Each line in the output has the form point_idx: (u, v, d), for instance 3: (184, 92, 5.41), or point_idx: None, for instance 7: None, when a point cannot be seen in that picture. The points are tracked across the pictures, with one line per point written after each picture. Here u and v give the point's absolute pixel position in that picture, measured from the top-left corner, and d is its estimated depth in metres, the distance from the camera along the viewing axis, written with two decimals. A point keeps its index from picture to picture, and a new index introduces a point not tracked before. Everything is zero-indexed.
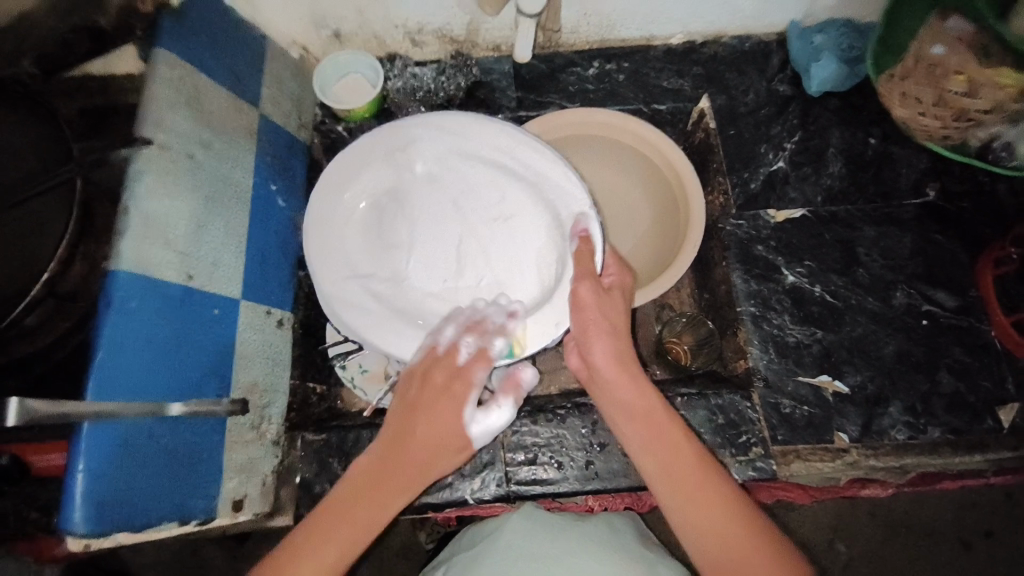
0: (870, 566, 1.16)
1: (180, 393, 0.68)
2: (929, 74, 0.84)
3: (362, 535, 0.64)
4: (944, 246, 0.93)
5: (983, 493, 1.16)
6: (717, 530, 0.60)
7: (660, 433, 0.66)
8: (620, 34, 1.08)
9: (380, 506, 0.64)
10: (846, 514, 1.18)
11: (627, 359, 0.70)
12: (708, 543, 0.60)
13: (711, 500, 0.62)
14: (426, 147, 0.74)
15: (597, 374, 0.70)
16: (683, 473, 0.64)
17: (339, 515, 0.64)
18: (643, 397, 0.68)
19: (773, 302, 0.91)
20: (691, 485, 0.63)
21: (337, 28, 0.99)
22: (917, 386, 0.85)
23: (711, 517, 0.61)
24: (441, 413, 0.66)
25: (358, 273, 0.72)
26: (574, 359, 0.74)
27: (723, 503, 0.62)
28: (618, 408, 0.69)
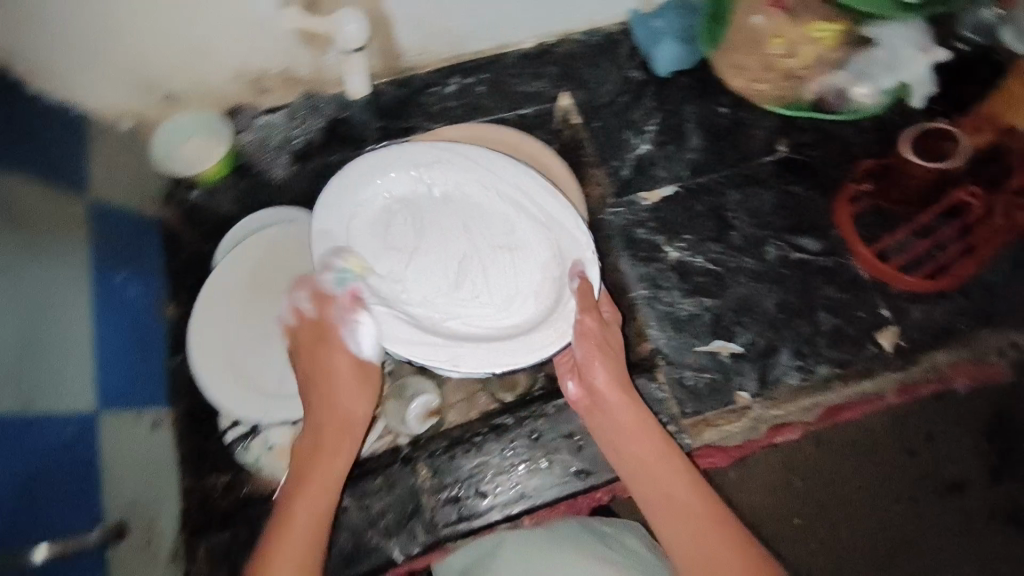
0: None
1: (42, 533, 0.61)
2: (752, 44, 0.96)
3: (334, 481, 0.73)
4: (803, 195, 1.00)
5: None
6: (701, 523, 0.67)
7: (663, 449, 0.74)
8: (473, 46, 1.07)
9: (326, 463, 0.74)
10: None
11: (622, 380, 0.77)
12: (702, 537, 0.66)
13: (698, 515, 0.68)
14: (450, 172, 0.79)
15: (594, 392, 0.77)
16: (677, 487, 0.70)
17: (308, 482, 0.72)
18: (636, 412, 0.75)
19: (661, 280, 0.94)
20: (683, 488, 0.70)
21: (170, 88, 0.92)
22: (801, 331, 0.90)
23: (699, 531, 0.67)
24: (325, 347, 0.76)
25: (341, 267, 0.75)
26: (570, 383, 0.79)
27: (706, 506, 0.69)
28: (614, 429, 0.75)
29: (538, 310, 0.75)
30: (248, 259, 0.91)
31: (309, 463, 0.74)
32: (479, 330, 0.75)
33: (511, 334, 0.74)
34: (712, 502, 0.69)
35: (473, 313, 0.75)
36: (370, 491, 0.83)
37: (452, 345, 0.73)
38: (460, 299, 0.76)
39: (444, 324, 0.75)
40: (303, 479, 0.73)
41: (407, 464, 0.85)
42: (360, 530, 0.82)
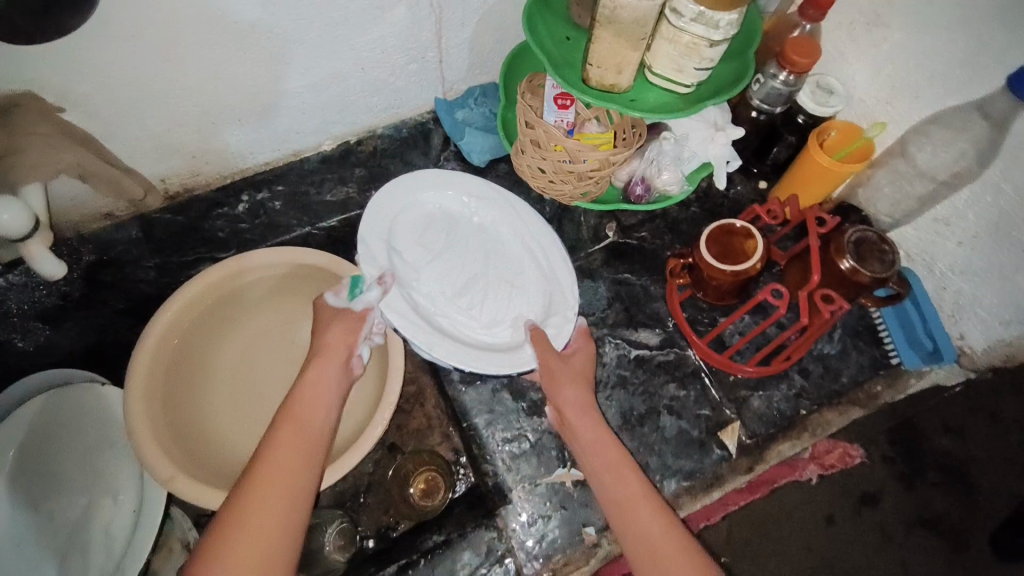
0: None
1: None
2: (536, 148, 0.82)
3: (298, 480, 0.67)
4: (635, 282, 0.94)
5: None
6: (656, 532, 0.67)
7: (613, 449, 0.73)
8: (259, 158, 0.94)
9: (280, 462, 0.68)
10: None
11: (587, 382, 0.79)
12: (655, 548, 0.66)
13: (650, 518, 0.68)
14: (491, 208, 0.89)
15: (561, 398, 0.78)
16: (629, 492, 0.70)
17: (253, 492, 0.65)
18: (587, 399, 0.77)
19: (496, 405, 0.86)
20: (633, 489, 0.70)
21: None
22: (645, 439, 0.83)
23: (650, 534, 0.67)
24: (337, 325, 0.78)
25: (393, 251, 0.82)
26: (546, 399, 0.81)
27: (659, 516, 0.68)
28: (574, 433, 0.76)
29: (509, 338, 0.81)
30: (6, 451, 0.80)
31: (270, 464, 0.68)
32: (455, 334, 0.80)
33: (495, 352, 0.79)
34: (662, 509, 0.69)
35: (455, 324, 0.81)
36: None
37: (435, 337, 0.77)
38: (458, 309, 0.82)
39: (436, 318, 0.80)
40: (263, 477, 0.66)
41: None
42: None
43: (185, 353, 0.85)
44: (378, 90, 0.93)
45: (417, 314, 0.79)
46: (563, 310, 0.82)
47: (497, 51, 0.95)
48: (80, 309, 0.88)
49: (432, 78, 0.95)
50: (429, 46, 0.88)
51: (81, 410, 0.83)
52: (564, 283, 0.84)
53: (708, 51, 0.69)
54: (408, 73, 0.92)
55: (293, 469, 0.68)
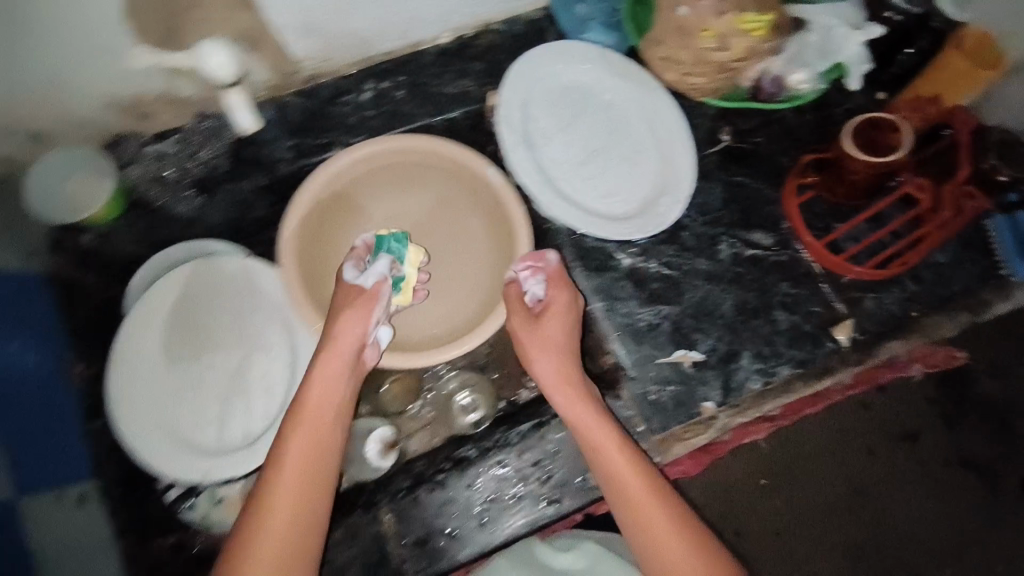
0: None
1: None
2: (679, 35, 0.81)
3: (331, 431, 0.73)
4: (751, 185, 0.96)
5: None
6: (648, 515, 0.69)
7: (602, 428, 0.75)
8: (383, 47, 0.95)
9: (316, 432, 0.72)
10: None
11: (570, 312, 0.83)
12: (654, 531, 0.68)
13: (662, 517, 0.69)
14: (624, 88, 0.97)
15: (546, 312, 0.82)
16: (625, 471, 0.71)
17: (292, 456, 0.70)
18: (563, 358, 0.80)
19: (617, 291, 0.90)
20: (627, 478, 0.71)
21: (34, 128, 0.80)
22: (759, 331, 0.87)
23: (661, 535, 0.68)
24: (349, 318, 0.78)
25: (528, 116, 0.96)
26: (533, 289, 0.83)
27: (671, 517, 0.69)
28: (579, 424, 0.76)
29: (623, 210, 0.92)
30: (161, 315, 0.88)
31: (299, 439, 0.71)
32: (573, 199, 0.92)
33: (602, 218, 0.91)
34: (659, 486, 0.71)
35: (570, 186, 0.93)
36: (332, 542, 0.82)
37: (552, 196, 0.91)
38: (575, 175, 0.94)
39: (556, 180, 0.93)
40: (303, 437, 0.71)
41: (370, 511, 0.85)
42: None
43: (334, 220, 0.94)
44: None
45: (539, 172, 0.93)
46: (676, 192, 0.90)
47: None
48: (229, 181, 0.92)
49: None
50: None
51: (225, 280, 0.90)
52: (680, 169, 0.91)
53: None
54: None
55: (323, 429, 0.73)
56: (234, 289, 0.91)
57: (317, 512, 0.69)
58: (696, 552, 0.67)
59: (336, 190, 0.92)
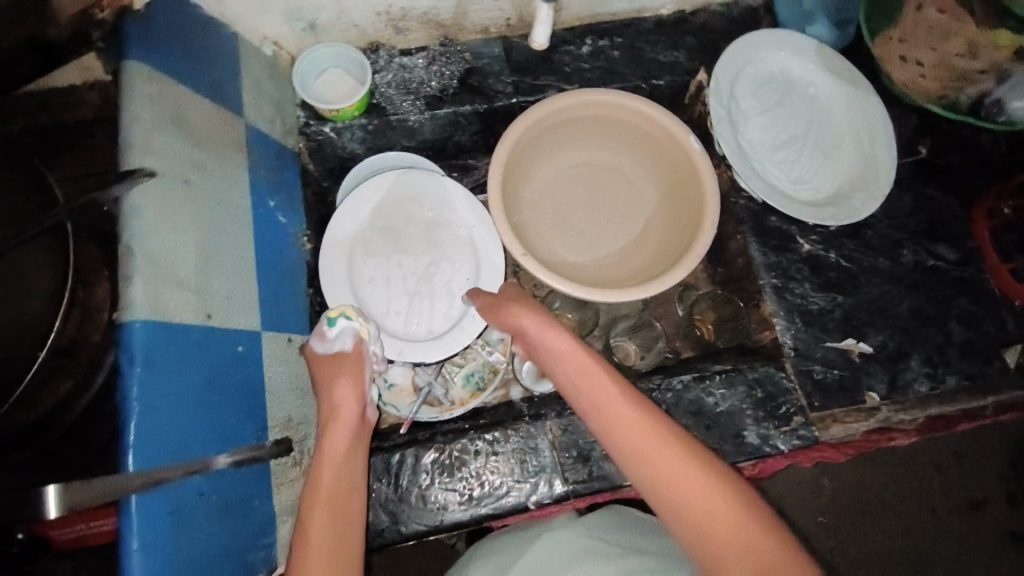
0: None
1: (222, 443, 0.62)
2: (928, 36, 0.91)
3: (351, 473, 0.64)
4: (939, 200, 0.98)
5: None
6: (702, 506, 0.57)
7: (612, 397, 0.65)
8: (612, 8, 1.03)
9: (336, 484, 0.62)
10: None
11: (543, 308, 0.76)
12: (690, 511, 0.57)
13: (750, 550, 0.54)
14: (829, 86, 1.00)
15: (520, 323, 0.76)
16: (649, 448, 0.60)
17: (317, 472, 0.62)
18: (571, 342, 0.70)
19: (793, 272, 0.92)
20: (657, 452, 0.60)
21: (313, 19, 0.89)
22: (932, 338, 0.89)
23: (751, 566, 0.53)
24: (343, 377, 0.70)
25: (734, 93, 1.00)
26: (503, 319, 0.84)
27: (762, 545, 0.54)
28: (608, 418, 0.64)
29: (813, 197, 0.95)
30: (363, 205, 0.93)
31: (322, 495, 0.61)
32: (766, 177, 0.96)
33: (794, 200, 0.94)
34: (693, 462, 0.59)
35: (764, 166, 0.97)
36: (500, 439, 0.83)
37: (750, 170, 0.95)
38: (769, 157, 0.98)
39: (752, 157, 0.97)
40: (325, 485, 0.61)
41: (537, 420, 0.84)
42: (486, 476, 0.81)
43: (532, 157, 1.01)
44: None
45: (737, 146, 0.97)
46: (871, 188, 0.93)
47: None
48: (450, 105, 0.98)
49: None
50: None
51: (423, 183, 0.96)
52: (878, 168, 0.94)
53: None
54: None
55: (348, 481, 0.63)
56: (430, 194, 0.96)
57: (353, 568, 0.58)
58: (770, 556, 0.54)
59: (543, 127, 0.98)
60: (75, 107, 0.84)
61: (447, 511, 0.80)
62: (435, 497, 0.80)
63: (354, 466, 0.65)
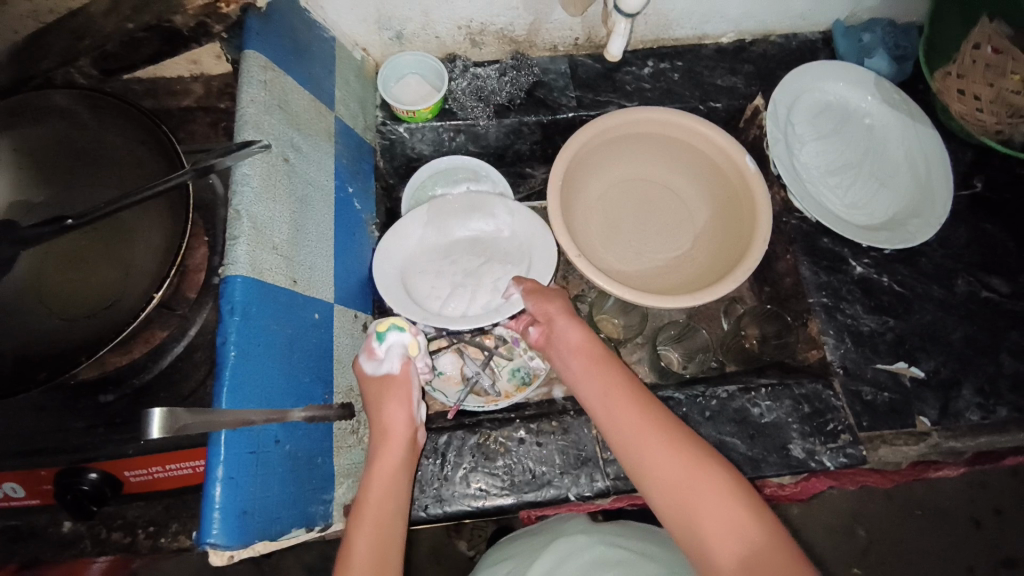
0: (891, 546, 1.30)
1: (296, 398, 0.65)
2: (986, 72, 0.91)
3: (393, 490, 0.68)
4: (994, 234, 0.98)
5: (993, 475, 1.35)
6: (696, 500, 0.60)
7: (622, 401, 0.69)
8: (675, 34, 1.09)
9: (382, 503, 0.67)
10: (865, 500, 1.33)
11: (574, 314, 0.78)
12: (685, 504, 0.60)
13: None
14: (885, 116, 1.03)
15: (551, 326, 0.78)
16: (652, 450, 0.64)
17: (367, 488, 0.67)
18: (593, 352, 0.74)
19: (844, 292, 0.93)
20: (657, 454, 0.63)
21: (401, 29, 0.97)
22: (984, 368, 0.89)
23: None
24: (391, 400, 0.71)
25: (790, 119, 1.03)
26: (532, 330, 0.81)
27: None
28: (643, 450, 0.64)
29: (866, 222, 0.96)
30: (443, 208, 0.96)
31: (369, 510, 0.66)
32: (820, 200, 0.98)
33: (847, 222, 0.96)
34: (694, 459, 0.62)
35: (818, 189, 0.99)
36: (544, 430, 0.84)
37: (802, 191, 0.97)
38: (823, 181, 1.00)
39: (806, 180, 1.00)
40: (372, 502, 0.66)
41: (581, 414, 0.85)
42: (529, 465, 0.82)
43: (591, 167, 1.05)
44: None
45: (791, 168, 0.99)
46: (928, 215, 0.94)
47: None
48: (517, 114, 1.03)
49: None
50: None
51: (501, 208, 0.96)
52: (936, 195, 0.95)
53: None
54: None
55: (390, 497, 0.67)
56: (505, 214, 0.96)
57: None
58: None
59: (604, 139, 1.02)
60: (178, 94, 0.93)
61: (488, 495, 0.80)
62: (477, 481, 0.81)
63: (396, 480, 0.69)
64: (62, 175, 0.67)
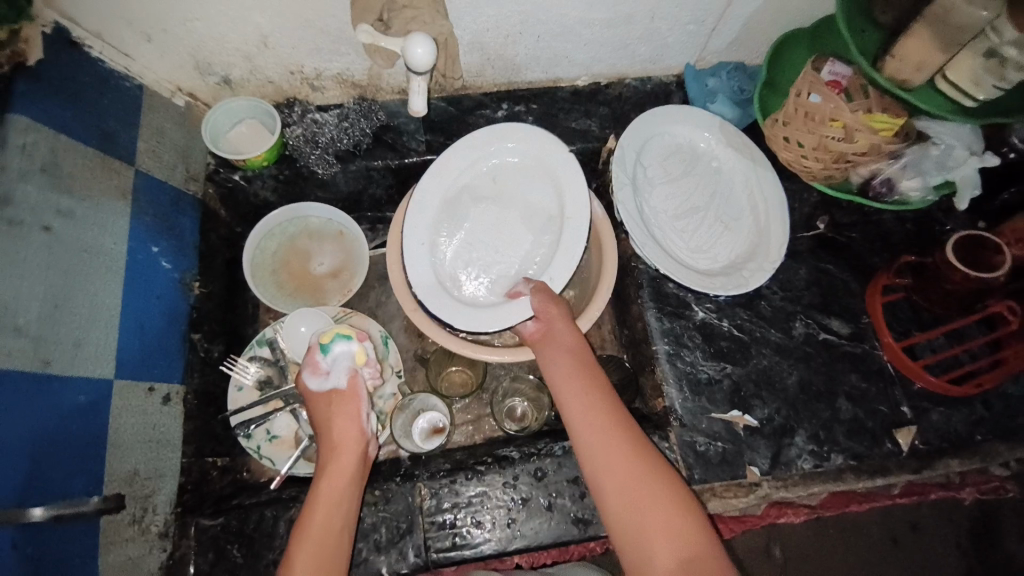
0: None
1: (37, 498, 0.59)
2: (807, 121, 0.87)
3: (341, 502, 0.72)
4: (836, 275, 0.99)
5: None
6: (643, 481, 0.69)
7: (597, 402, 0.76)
8: (528, 77, 1.06)
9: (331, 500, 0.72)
10: None
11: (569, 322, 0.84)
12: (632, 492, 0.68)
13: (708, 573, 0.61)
14: (732, 160, 1.03)
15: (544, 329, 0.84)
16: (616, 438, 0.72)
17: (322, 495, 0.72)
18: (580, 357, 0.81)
19: (685, 339, 0.93)
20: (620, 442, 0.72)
21: (227, 74, 0.91)
22: (819, 413, 0.89)
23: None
24: (342, 414, 0.78)
25: (639, 162, 1.02)
26: (529, 324, 0.85)
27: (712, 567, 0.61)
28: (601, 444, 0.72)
29: (708, 266, 0.97)
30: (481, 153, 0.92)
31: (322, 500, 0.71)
32: (666, 245, 0.98)
33: (689, 269, 0.95)
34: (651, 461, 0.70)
35: (666, 234, 0.99)
36: (364, 501, 0.78)
37: (645, 236, 0.95)
38: (669, 226, 1.00)
39: (652, 224, 0.99)
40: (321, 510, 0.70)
41: (407, 481, 0.80)
42: None
43: None
44: (650, 41, 1.01)
45: (638, 213, 0.98)
46: (763, 261, 0.95)
47: (764, 32, 1.03)
48: (363, 160, 1.02)
49: (697, 42, 1.03)
50: (713, 14, 0.96)
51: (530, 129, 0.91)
52: (772, 242, 0.97)
53: (1012, 73, 0.76)
54: (682, 32, 1.00)
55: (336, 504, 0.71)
56: (532, 143, 0.90)
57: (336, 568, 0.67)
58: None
59: None
60: None
61: None
62: None
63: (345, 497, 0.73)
64: None
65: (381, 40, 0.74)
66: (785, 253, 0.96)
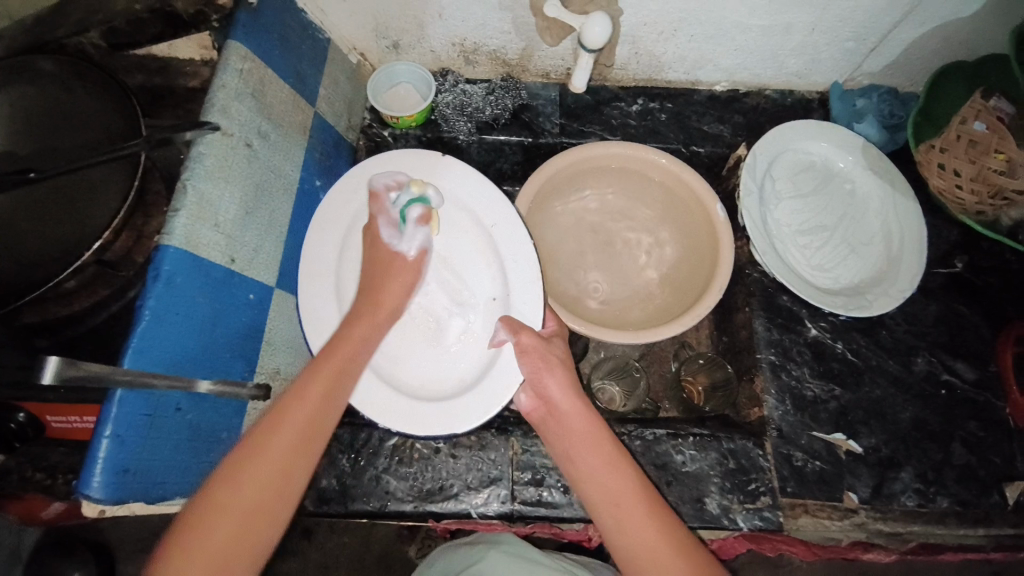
0: None
1: (209, 371, 0.69)
2: (969, 150, 0.87)
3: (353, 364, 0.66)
4: (968, 317, 0.94)
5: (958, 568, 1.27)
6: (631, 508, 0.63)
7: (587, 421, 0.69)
8: (667, 76, 1.09)
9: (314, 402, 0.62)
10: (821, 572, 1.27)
11: (579, 393, 0.71)
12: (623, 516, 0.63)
13: None
14: (869, 185, 1.00)
15: (554, 409, 0.71)
16: (634, 515, 0.63)
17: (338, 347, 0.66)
18: (591, 427, 0.69)
19: (793, 354, 0.91)
20: (636, 524, 0.62)
21: (398, 40, 1.01)
22: (929, 454, 0.86)
23: None
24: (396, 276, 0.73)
25: (769, 173, 1.00)
26: (524, 398, 0.75)
27: None
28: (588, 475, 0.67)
29: (828, 285, 0.95)
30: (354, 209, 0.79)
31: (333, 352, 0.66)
32: (786, 258, 0.96)
33: (811, 288, 0.92)
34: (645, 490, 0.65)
35: (789, 250, 0.97)
36: (462, 443, 0.84)
37: (766, 244, 0.94)
38: (791, 242, 0.98)
39: (775, 235, 0.98)
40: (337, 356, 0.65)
41: (502, 434, 0.85)
42: (444, 476, 0.83)
43: (563, 196, 1.04)
44: (802, 55, 1.01)
45: (761, 221, 0.96)
46: (889, 288, 0.92)
47: (927, 59, 1.00)
48: (500, 133, 1.07)
49: (851, 62, 1.02)
50: (877, 33, 0.94)
51: (383, 162, 0.80)
52: (902, 271, 0.93)
53: None
54: (839, 49, 0.99)
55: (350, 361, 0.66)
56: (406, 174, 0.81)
57: (275, 516, 0.57)
58: None
59: (583, 168, 1.01)
60: (187, 75, 0.98)
61: (394, 499, 0.81)
62: (388, 482, 0.82)
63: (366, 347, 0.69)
64: (40, 131, 0.73)
65: (566, 16, 0.88)
66: (915, 285, 0.92)
